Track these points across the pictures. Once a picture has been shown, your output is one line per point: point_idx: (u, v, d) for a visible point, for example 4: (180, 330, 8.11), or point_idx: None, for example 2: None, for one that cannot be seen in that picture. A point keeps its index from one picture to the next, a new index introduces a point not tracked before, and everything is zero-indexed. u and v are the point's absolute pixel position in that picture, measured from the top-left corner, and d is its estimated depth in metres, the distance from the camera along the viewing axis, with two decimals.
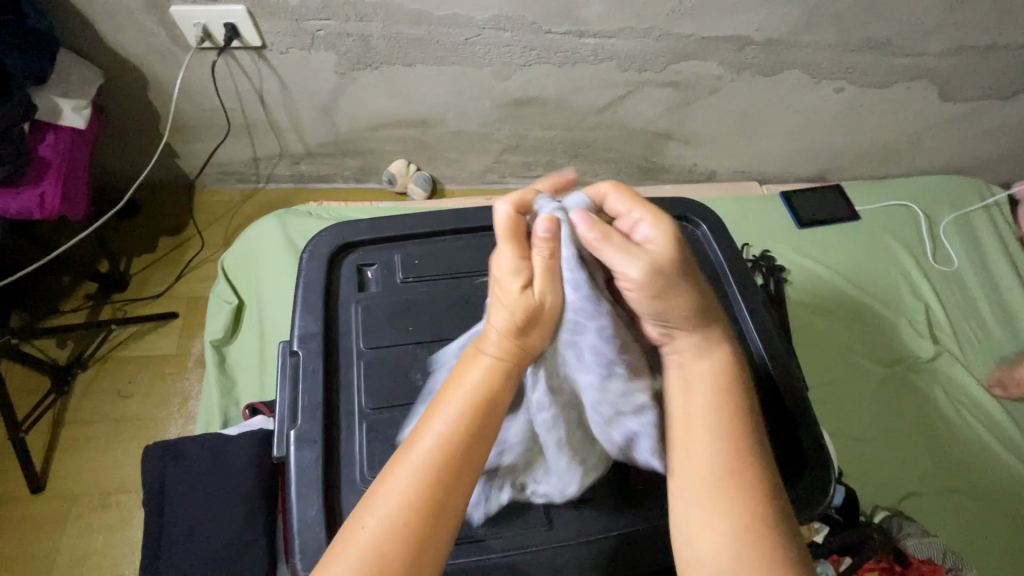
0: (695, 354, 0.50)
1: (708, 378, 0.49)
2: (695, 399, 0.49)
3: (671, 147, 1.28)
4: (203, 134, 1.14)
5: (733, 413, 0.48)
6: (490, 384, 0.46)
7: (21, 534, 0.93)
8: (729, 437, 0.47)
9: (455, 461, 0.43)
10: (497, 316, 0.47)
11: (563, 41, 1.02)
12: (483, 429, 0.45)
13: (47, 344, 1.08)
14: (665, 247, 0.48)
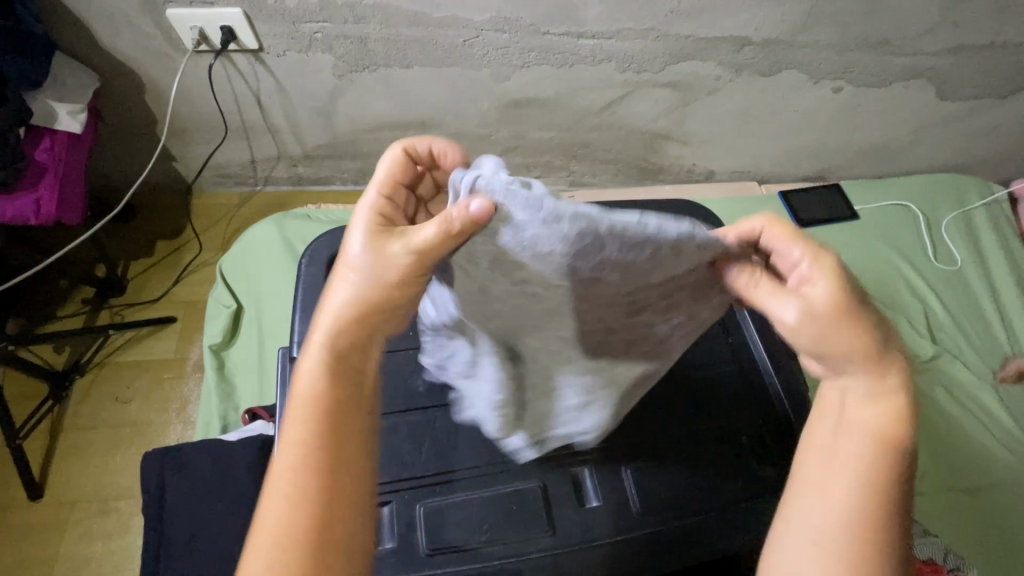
0: (861, 398, 0.46)
1: (874, 430, 0.45)
2: (849, 442, 0.46)
3: (670, 148, 1.27)
4: (200, 137, 1.14)
5: (887, 473, 0.44)
6: (336, 353, 0.46)
7: (20, 541, 0.92)
8: (874, 494, 0.44)
9: (323, 433, 0.43)
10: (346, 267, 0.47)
11: (562, 42, 1.02)
12: (340, 390, 0.45)
13: (44, 350, 1.07)
14: (833, 296, 0.45)
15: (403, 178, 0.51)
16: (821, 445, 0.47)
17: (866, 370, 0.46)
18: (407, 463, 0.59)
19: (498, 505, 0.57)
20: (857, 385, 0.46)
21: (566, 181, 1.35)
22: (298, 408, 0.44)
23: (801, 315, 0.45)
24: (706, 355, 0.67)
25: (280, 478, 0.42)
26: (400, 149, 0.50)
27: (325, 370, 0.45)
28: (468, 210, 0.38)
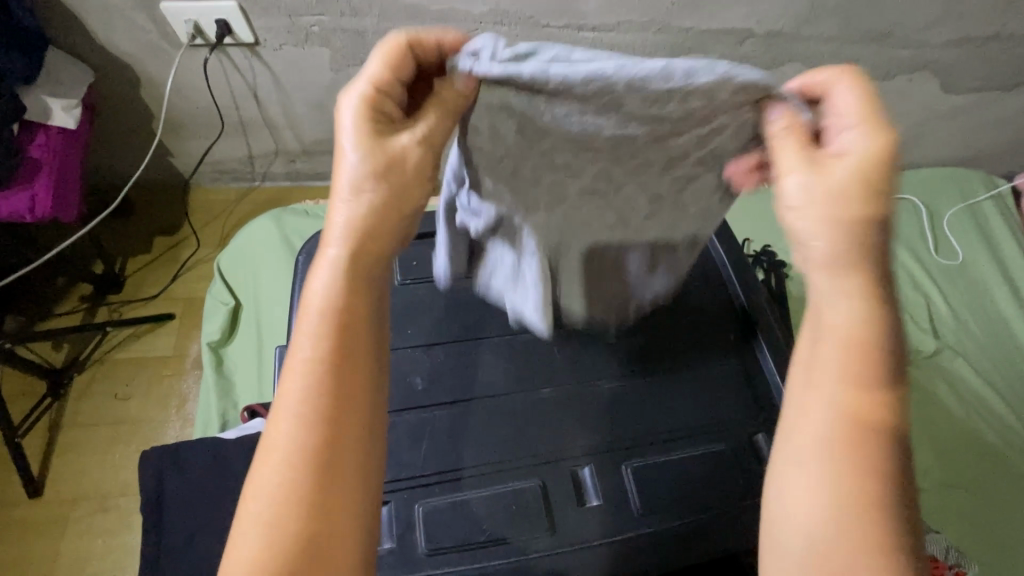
0: (839, 293, 0.42)
1: (850, 329, 0.41)
2: (824, 355, 0.41)
3: None
4: (196, 132, 1.13)
5: (871, 379, 0.40)
6: (340, 282, 0.42)
7: (20, 539, 0.92)
8: (857, 406, 0.39)
9: (332, 368, 0.40)
10: (346, 173, 0.44)
11: (562, 35, 1.00)
12: (350, 311, 0.42)
13: (42, 348, 1.07)
14: (855, 172, 0.41)
15: (398, 73, 0.45)
16: (800, 368, 0.42)
17: (844, 272, 0.42)
18: (405, 463, 0.58)
19: (498, 505, 0.57)
20: (830, 286, 0.42)
21: None
22: (303, 330, 0.41)
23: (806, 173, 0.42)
24: (706, 352, 0.67)
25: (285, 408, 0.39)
26: (399, 38, 0.44)
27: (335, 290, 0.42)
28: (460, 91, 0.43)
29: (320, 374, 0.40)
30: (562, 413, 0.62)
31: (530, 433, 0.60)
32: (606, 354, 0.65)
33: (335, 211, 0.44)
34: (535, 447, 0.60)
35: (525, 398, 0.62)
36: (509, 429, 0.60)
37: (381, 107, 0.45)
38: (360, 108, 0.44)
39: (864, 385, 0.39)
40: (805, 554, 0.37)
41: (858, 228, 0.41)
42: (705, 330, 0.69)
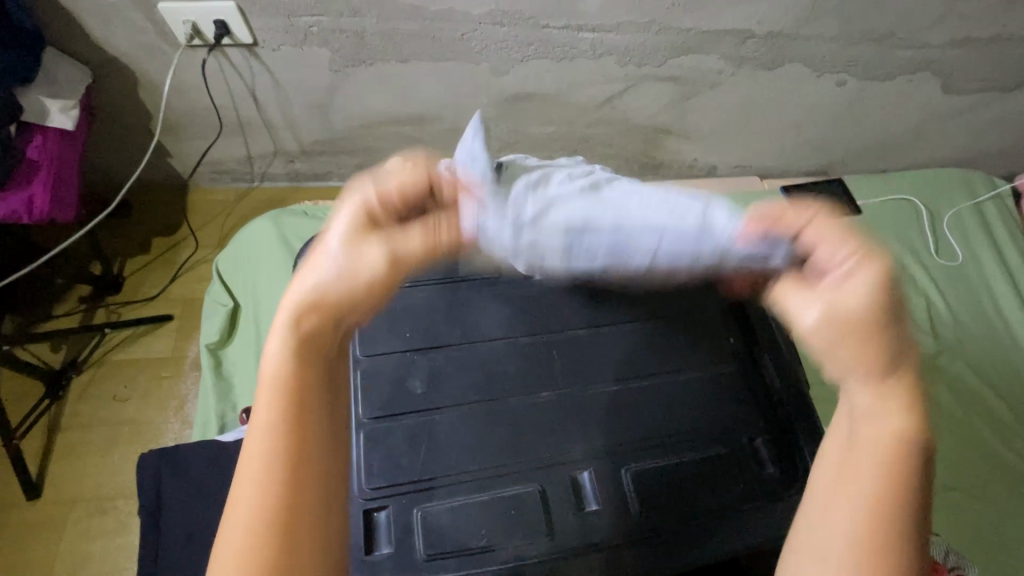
0: (875, 406, 0.38)
1: (885, 442, 0.37)
2: (855, 461, 0.38)
3: (671, 143, 1.26)
4: (195, 133, 1.12)
5: (902, 484, 0.36)
6: (298, 361, 0.39)
7: (18, 542, 0.92)
8: (886, 510, 0.36)
9: (290, 451, 0.38)
10: (317, 268, 0.40)
11: (562, 35, 1.00)
12: (300, 408, 0.38)
13: (40, 349, 1.06)
14: (862, 303, 0.37)
15: (405, 192, 0.43)
16: (828, 459, 0.40)
17: (874, 386, 0.38)
18: (404, 468, 0.58)
19: (497, 510, 0.56)
20: (858, 402, 0.39)
21: None
22: (258, 410, 0.38)
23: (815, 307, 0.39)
24: (706, 356, 0.67)
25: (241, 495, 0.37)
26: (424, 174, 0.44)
27: (286, 374, 0.39)
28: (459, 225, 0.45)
29: (274, 467, 0.37)
30: (562, 416, 0.61)
31: (529, 437, 0.60)
32: (606, 357, 0.65)
33: (295, 290, 0.40)
34: (534, 451, 0.60)
35: (525, 401, 0.62)
36: (508, 433, 0.60)
37: (376, 213, 0.42)
38: (358, 211, 0.42)
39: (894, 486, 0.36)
40: None
41: (857, 370, 0.38)
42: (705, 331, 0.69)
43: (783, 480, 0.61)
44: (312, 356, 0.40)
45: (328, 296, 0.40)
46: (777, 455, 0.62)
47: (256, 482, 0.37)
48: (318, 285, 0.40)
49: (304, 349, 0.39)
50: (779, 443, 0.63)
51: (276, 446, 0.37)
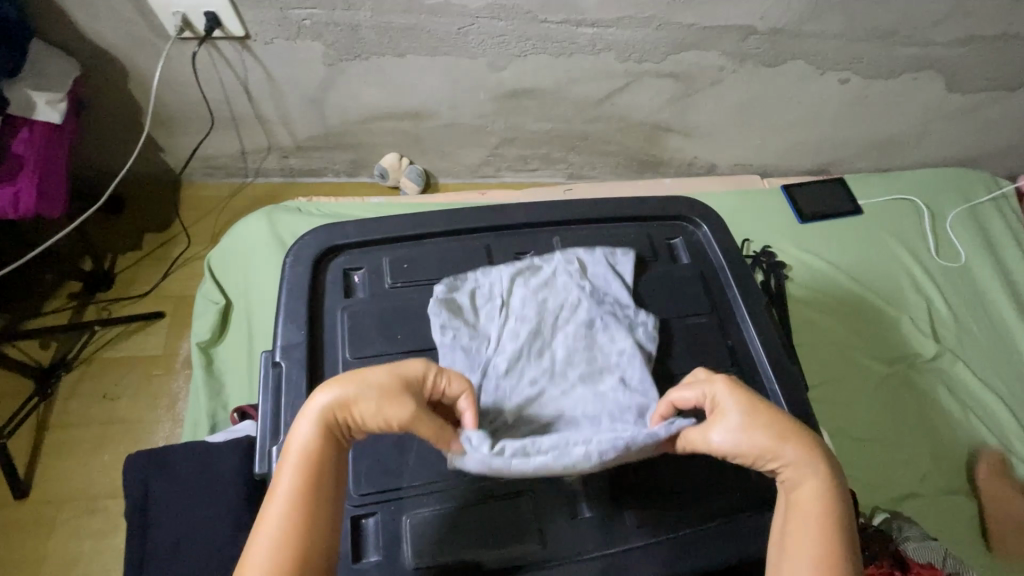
0: (799, 477, 0.48)
1: (815, 504, 0.47)
2: (796, 520, 0.47)
3: (671, 140, 1.24)
4: (188, 127, 1.11)
5: (832, 540, 0.46)
6: (322, 447, 0.45)
7: (5, 541, 0.91)
8: (825, 564, 0.45)
9: (304, 516, 0.43)
10: (352, 394, 0.46)
11: (560, 30, 0.98)
12: (316, 496, 0.44)
13: (29, 345, 1.05)
14: (760, 447, 0.48)
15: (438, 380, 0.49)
16: (780, 529, 0.48)
17: (800, 460, 0.48)
18: (393, 473, 0.57)
19: (489, 517, 0.55)
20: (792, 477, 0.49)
21: (565, 174, 1.32)
22: (282, 477, 0.44)
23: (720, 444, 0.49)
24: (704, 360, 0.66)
25: (260, 552, 0.42)
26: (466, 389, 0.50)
27: (313, 459, 0.45)
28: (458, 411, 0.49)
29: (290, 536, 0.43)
30: None
31: None
32: None
33: (328, 393, 0.46)
34: None
35: None
36: None
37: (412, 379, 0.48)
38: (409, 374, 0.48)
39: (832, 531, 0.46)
40: None
41: (773, 461, 0.48)
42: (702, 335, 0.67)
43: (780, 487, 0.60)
44: (331, 454, 0.46)
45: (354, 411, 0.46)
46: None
47: (275, 542, 0.42)
48: (345, 394, 0.46)
49: (326, 444, 0.46)
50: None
51: (297, 517, 0.43)
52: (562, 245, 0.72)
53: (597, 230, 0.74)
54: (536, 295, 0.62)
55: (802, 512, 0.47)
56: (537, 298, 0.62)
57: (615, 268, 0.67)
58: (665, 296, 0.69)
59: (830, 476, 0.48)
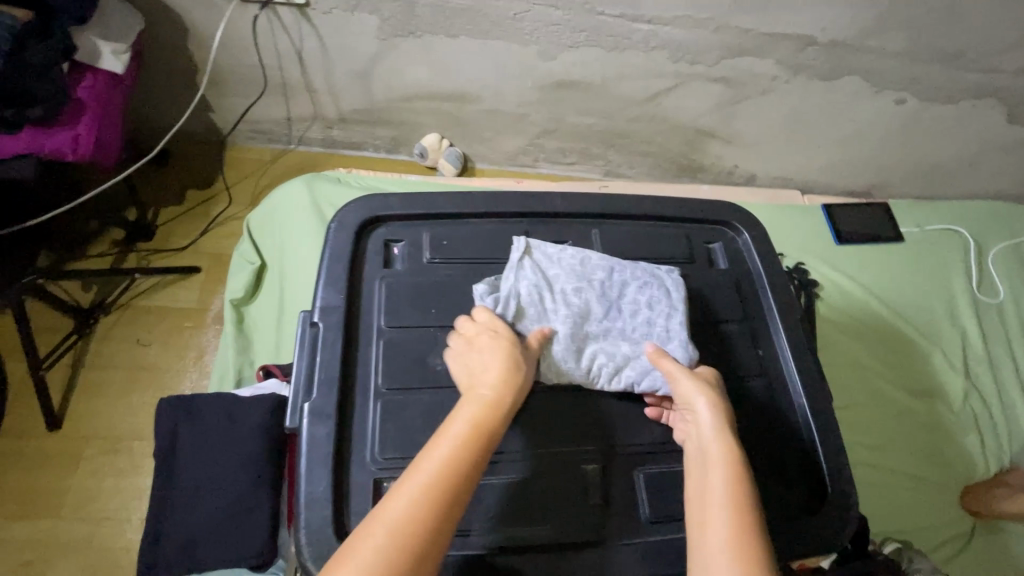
0: (710, 431, 0.52)
1: (722, 456, 0.50)
2: (710, 473, 0.49)
3: (713, 146, 1.23)
4: (239, 90, 1.13)
5: (743, 488, 0.47)
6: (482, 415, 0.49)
7: (31, 470, 0.94)
8: (737, 513, 0.46)
9: (456, 480, 0.45)
10: (496, 363, 0.53)
11: (615, 24, 0.97)
12: (474, 457, 0.47)
13: (71, 287, 1.09)
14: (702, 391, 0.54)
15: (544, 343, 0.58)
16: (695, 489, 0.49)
17: (717, 416, 0.52)
18: (418, 442, 0.56)
19: (507, 495, 0.56)
20: (705, 430, 0.52)
21: (601, 170, 1.31)
22: (444, 436, 0.48)
23: (687, 381, 0.55)
24: (733, 365, 0.66)
25: (400, 494, 0.44)
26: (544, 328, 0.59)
27: (474, 420, 0.49)
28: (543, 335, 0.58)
29: (438, 482, 0.44)
30: (584, 411, 0.60)
31: (553, 426, 0.59)
32: None
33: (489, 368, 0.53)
34: (553, 440, 0.58)
35: (547, 390, 0.60)
36: (530, 422, 0.59)
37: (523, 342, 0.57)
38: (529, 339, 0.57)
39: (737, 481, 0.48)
40: None
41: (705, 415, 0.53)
42: (732, 343, 0.67)
43: (784, 504, 0.61)
44: (487, 420, 0.49)
45: (504, 380, 0.52)
46: (783, 477, 0.62)
47: (419, 488, 0.44)
48: (498, 362, 0.53)
49: (484, 411, 0.49)
50: (787, 466, 0.63)
51: (445, 464, 0.45)
52: (603, 237, 0.72)
53: (637, 227, 0.74)
54: (583, 277, 0.62)
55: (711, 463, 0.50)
56: (585, 284, 0.62)
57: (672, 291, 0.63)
58: (700, 300, 0.69)
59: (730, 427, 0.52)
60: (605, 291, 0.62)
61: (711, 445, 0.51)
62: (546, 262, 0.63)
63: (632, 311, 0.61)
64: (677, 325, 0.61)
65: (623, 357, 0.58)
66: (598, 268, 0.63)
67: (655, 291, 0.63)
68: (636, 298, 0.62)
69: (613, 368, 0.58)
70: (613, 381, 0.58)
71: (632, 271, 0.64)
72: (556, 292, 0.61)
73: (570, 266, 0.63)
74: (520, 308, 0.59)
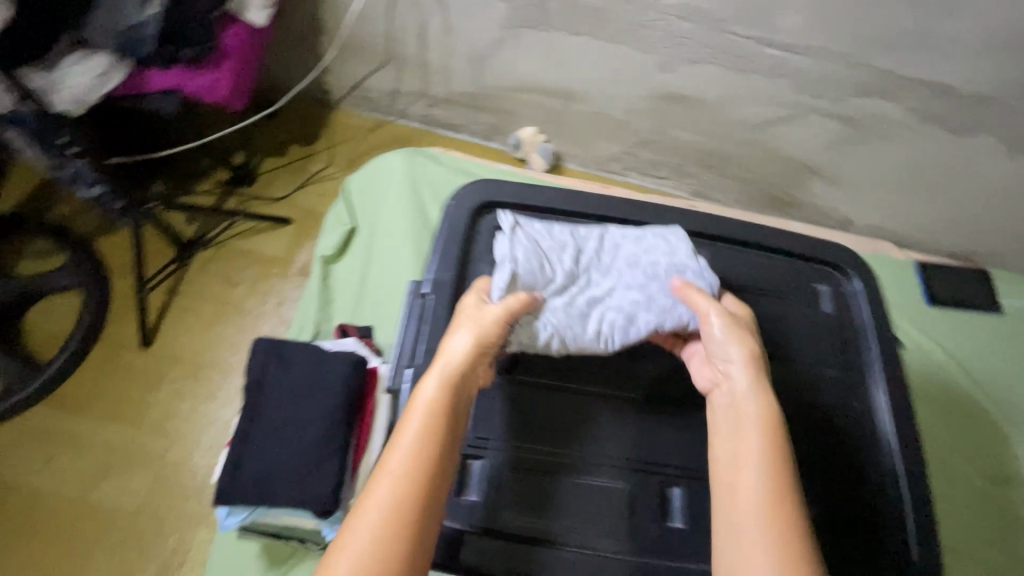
0: (744, 383, 0.53)
1: (757, 409, 0.51)
2: (744, 429, 0.50)
3: (812, 183, 1.19)
4: (356, 57, 1.17)
5: (776, 445, 0.49)
6: (446, 392, 0.50)
7: (121, 379, 1.01)
8: (773, 470, 0.47)
9: (430, 460, 0.46)
10: (466, 330, 0.53)
11: (744, 45, 0.95)
12: (444, 434, 0.48)
13: (177, 218, 1.16)
14: (740, 338, 0.55)
15: (530, 305, 0.56)
16: (730, 438, 0.51)
17: (751, 367, 0.53)
18: (506, 427, 0.61)
19: (584, 496, 0.59)
20: (739, 381, 0.53)
21: (689, 189, 1.29)
22: (413, 417, 0.48)
23: (720, 324, 0.56)
24: (824, 412, 0.65)
25: (383, 485, 0.45)
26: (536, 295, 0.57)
27: (441, 397, 0.49)
28: (524, 300, 0.55)
29: (415, 467, 0.45)
30: (667, 429, 0.62)
31: (635, 437, 0.62)
32: None
33: (456, 336, 0.53)
34: (634, 452, 0.61)
35: (633, 402, 0.63)
36: (613, 430, 0.62)
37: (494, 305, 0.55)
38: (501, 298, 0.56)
39: (770, 437, 0.49)
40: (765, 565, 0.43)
41: (735, 365, 0.54)
42: (828, 390, 0.66)
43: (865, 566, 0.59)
44: (450, 398, 0.50)
45: (476, 343, 0.52)
46: (867, 537, 0.60)
47: (400, 477, 0.45)
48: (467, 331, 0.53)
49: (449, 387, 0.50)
50: (872, 528, 0.61)
51: (418, 448, 0.46)
52: (708, 259, 0.71)
53: (744, 256, 0.73)
54: (573, 236, 0.63)
55: (745, 416, 0.51)
56: (569, 242, 0.63)
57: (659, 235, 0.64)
58: (797, 340, 0.68)
59: (762, 375, 0.53)
60: (589, 250, 0.63)
61: (748, 396, 0.52)
62: (530, 228, 0.63)
63: (624, 264, 0.62)
64: (676, 266, 0.61)
65: (630, 308, 0.58)
66: (577, 232, 0.64)
67: (640, 242, 0.64)
68: (625, 251, 0.63)
69: (626, 318, 0.58)
70: (630, 334, 0.57)
71: (612, 229, 0.65)
72: (546, 252, 0.61)
73: (549, 231, 0.63)
74: (515, 273, 0.58)
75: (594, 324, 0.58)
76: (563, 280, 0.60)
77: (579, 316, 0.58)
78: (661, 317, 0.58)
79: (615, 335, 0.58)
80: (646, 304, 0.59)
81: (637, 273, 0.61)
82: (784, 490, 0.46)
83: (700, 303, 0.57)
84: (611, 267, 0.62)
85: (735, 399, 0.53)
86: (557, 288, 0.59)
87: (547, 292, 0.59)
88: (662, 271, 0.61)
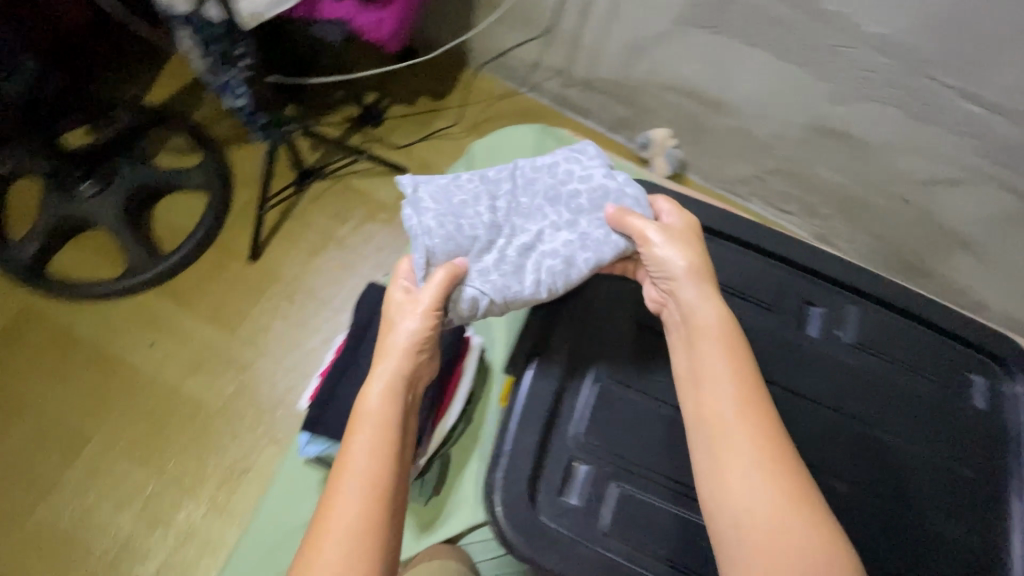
0: (696, 299, 0.56)
1: (711, 317, 0.55)
2: (703, 344, 0.54)
3: (958, 257, 1.07)
4: (508, 22, 1.14)
5: (734, 349, 0.53)
6: (390, 402, 0.53)
7: (226, 285, 1.06)
8: (740, 377, 0.52)
9: (384, 467, 0.49)
10: (408, 326, 0.56)
11: (939, 94, 0.85)
12: (392, 439, 0.51)
13: (303, 144, 1.19)
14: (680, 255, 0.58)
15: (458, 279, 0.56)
16: (693, 353, 0.55)
17: (695, 278, 0.57)
18: (614, 441, 0.64)
19: (681, 526, 0.61)
20: (690, 295, 0.57)
21: (812, 231, 1.21)
22: (361, 430, 0.51)
23: (652, 248, 0.58)
24: (950, 513, 0.60)
25: (343, 498, 0.47)
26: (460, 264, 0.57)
27: (386, 405, 0.52)
28: (450, 272, 0.56)
29: (370, 476, 0.48)
30: None
31: None
32: (845, 449, 0.61)
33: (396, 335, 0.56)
34: None
35: None
36: None
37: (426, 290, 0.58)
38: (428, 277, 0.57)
39: (726, 341, 0.54)
40: (757, 470, 0.47)
41: (681, 285, 0.57)
42: (961, 490, 0.61)
43: None
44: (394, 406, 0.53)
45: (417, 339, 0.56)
46: None
47: (358, 490, 0.47)
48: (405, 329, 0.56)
49: (391, 391, 0.53)
50: None
51: (369, 459, 0.49)
52: (856, 319, 0.68)
53: (895, 324, 0.68)
54: (484, 190, 0.62)
55: (702, 328, 0.55)
56: (483, 190, 0.62)
57: (570, 164, 0.64)
58: (935, 426, 0.63)
59: (705, 281, 0.57)
60: (504, 191, 0.62)
61: (699, 311, 0.56)
62: (439, 189, 0.61)
63: (545, 202, 0.62)
64: (600, 200, 0.62)
65: (566, 251, 0.59)
66: (488, 180, 0.63)
67: (554, 176, 0.63)
68: (541, 185, 0.63)
69: (565, 262, 0.58)
70: (573, 275, 0.59)
71: (522, 167, 0.64)
72: (464, 209, 0.60)
73: (454, 185, 0.62)
74: (430, 249, 0.57)
75: (535, 270, 0.58)
76: (493, 232, 0.59)
77: (518, 267, 0.58)
78: (599, 255, 0.59)
79: (558, 280, 0.59)
80: (582, 245, 0.59)
81: (564, 212, 0.62)
82: (753, 398, 0.51)
83: (639, 233, 0.59)
84: (534, 205, 0.62)
85: (689, 312, 0.56)
86: (484, 245, 0.59)
87: (473, 252, 0.58)
88: (588, 204, 0.62)
